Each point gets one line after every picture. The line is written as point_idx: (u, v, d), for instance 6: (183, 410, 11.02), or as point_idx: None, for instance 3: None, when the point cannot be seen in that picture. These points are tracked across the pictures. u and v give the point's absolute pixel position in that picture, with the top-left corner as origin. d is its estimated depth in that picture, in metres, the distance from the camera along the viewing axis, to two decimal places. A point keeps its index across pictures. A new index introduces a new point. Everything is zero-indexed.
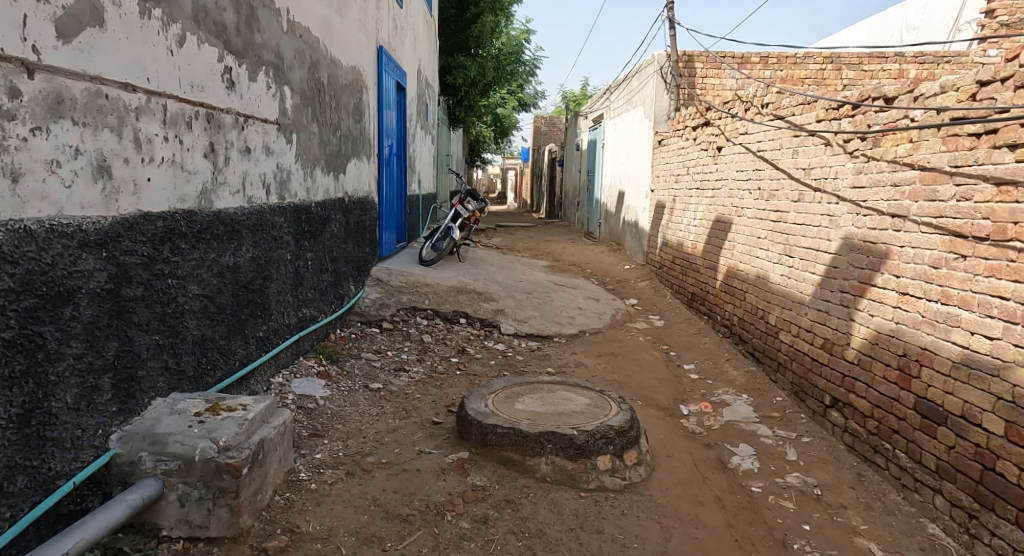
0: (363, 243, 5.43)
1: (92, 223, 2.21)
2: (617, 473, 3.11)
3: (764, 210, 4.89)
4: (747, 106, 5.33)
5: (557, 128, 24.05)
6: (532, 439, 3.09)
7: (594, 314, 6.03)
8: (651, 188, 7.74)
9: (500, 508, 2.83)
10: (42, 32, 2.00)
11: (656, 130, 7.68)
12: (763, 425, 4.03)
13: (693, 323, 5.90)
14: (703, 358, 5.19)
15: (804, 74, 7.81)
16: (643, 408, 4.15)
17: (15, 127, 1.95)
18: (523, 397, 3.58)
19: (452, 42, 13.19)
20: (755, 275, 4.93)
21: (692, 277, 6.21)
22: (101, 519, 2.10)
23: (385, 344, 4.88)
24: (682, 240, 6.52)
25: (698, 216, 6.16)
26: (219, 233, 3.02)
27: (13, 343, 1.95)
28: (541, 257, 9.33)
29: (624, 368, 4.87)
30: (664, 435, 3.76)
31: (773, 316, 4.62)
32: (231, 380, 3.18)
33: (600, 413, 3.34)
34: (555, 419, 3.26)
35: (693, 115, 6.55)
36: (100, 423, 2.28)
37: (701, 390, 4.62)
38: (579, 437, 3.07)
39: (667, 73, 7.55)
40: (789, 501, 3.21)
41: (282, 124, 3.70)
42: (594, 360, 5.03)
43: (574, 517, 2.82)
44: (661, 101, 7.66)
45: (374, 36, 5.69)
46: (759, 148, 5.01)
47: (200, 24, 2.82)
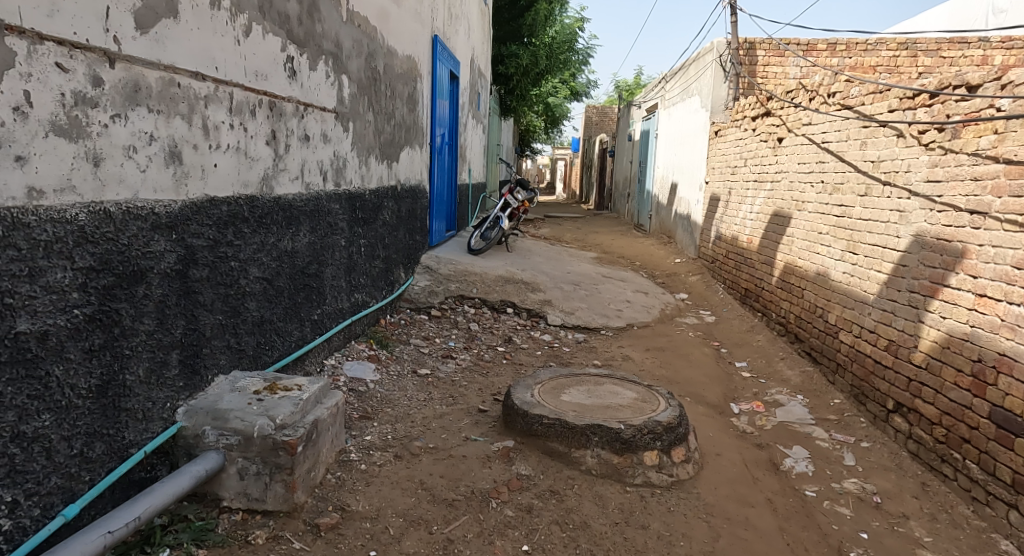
0: (414, 231, 5.53)
1: (163, 206, 2.31)
2: (665, 469, 3.10)
3: (826, 204, 4.77)
4: (812, 95, 5.17)
5: (608, 118, 23.88)
6: (578, 431, 3.10)
7: (642, 308, 5.98)
8: (706, 179, 7.62)
9: (545, 498, 2.86)
10: (123, 23, 2.08)
11: (712, 121, 7.53)
12: (818, 428, 3.95)
13: (746, 320, 5.82)
14: (756, 355, 5.12)
15: (875, 61, 7.63)
16: (692, 404, 4.12)
17: (99, 114, 2.02)
18: (570, 389, 3.60)
19: (506, 31, 13.21)
20: (815, 272, 4.82)
21: (746, 272, 6.10)
22: (167, 488, 2.19)
23: (433, 331, 4.98)
24: (737, 234, 6.41)
25: (754, 210, 6.05)
26: (278, 218, 3.12)
27: (94, 318, 2.02)
28: (589, 248, 9.31)
29: (672, 363, 4.84)
30: (714, 434, 3.73)
31: (832, 315, 4.51)
32: (286, 361, 3.28)
33: (648, 407, 3.33)
34: (601, 412, 3.27)
35: (752, 104, 6.39)
36: (168, 396, 2.40)
37: (753, 388, 4.55)
38: (626, 431, 3.07)
39: (727, 61, 7.38)
40: (845, 507, 3.15)
41: (339, 112, 3.79)
42: (641, 354, 5.01)
43: (618, 511, 2.83)
44: (719, 90, 7.47)
45: (429, 26, 5.77)
46: (823, 140, 4.89)
47: (265, 14, 2.91)
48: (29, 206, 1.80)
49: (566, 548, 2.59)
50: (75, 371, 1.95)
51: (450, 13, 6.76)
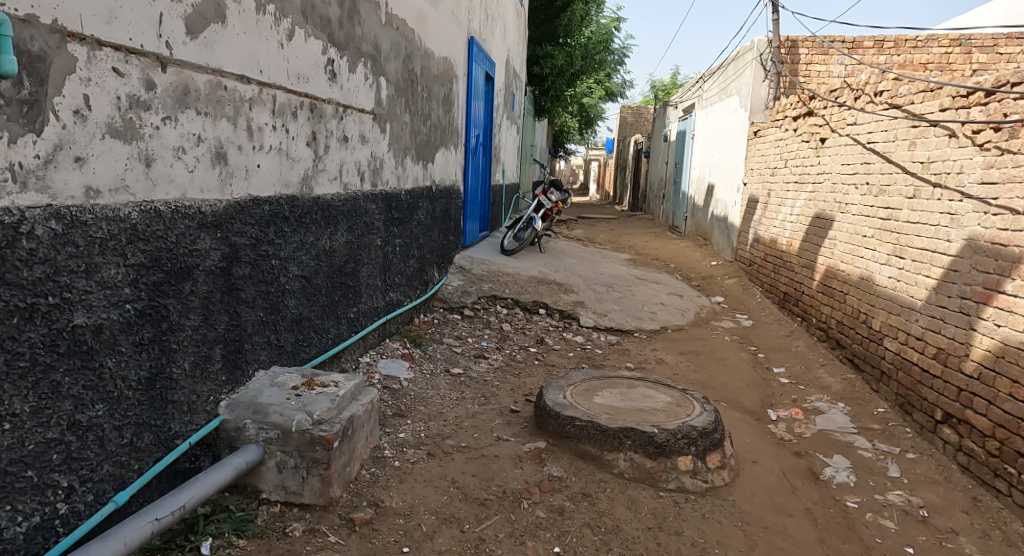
0: (447, 231, 5.58)
1: (209, 205, 2.39)
2: (699, 475, 3.08)
3: (871, 206, 4.68)
4: (857, 94, 5.08)
5: (643, 119, 23.73)
6: (611, 434, 3.10)
7: (677, 311, 5.94)
8: (744, 180, 7.52)
9: (576, 500, 2.87)
10: (174, 29, 2.16)
11: (752, 120, 7.43)
12: (861, 437, 3.88)
13: (784, 325, 5.74)
14: (794, 361, 5.05)
15: (926, 58, 7.48)
16: (728, 410, 4.08)
17: (151, 116, 2.09)
18: (602, 391, 3.60)
19: (541, 31, 13.20)
20: (859, 277, 4.74)
21: (785, 276, 6.02)
22: (211, 478, 2.25)
23: (466, 331, 5.03)
24: (776, 237, 6.32)
25: (795, 212, 5.97)
26: (317, 218, 3.19)
27: (143, 313, 2.09)
28: (622, 250, 9.27)
29: (707, 367, 4.80)
30: (751, 440, 3.69)
31: (877, 321, 4.43)
32: (324, 358, 3.35)
33: (682, 412, 3.32)
34: (634, 415, 3.26)
35: (794, 104, 6.30)
36: (211, 390, 2.47)
37: (792, 395, 4.49)
38: (659, 435, 3.06)
39: (767, 60, 7.28)
40: (889, 520, 3.08)
41: (376, 114, 3.85)
42: (675, 357, 4.98)
43: (651, 516, 2.82)
44: (758, 90, 7.39)
45: (466, 27, 5.83)
46: (869, 140, 4.80)
47: (308, 18, 2.98)
48: (87, 205, 1.86)
49: (598, 551, 2.60)
50: (126, 363, 2.03)
51: (486, 14, 6.82)
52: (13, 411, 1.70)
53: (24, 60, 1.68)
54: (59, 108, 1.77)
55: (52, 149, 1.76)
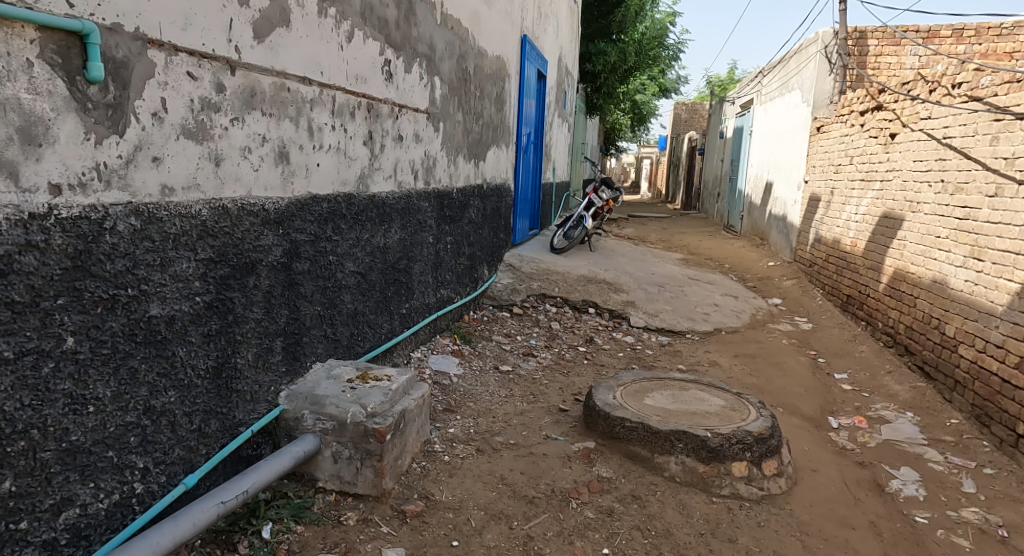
0: (497, 229, 5.63)
1: (273, 203, 2.48)
2: (754, 482, 3.03)
3: (946, 205, 4.52)
4: (932, 87, 4.92)
5: (697, 115, 23.36)
6: (662, 436, 3.09)
7: (731, 312, 5.84)
8: (805, 178, 7.34)
9: (626, 503, 2.87)
10: (243, 34, 2.25)
11: (814, 116, 7.24)
12: (932, 450, 3.75)
13: (846, 329, 5.59)
14: (857, 367, 4.91)
15: (1011, 47, 7.21)
16: (785, 416, 4.00)
17: (221, 117, 2.19)
18: (653, 393, 3.58)
19: (594, 28, 13.09)
20: (931, 279, 4.57)
21: (849, 277, 5.85)
22: (272, 464, 2.34)
23: (515, 328, 5.07)
24: (839, 237, 6.15)
25: (860, 212, 5.81)
26: (372, 215, 3.27)
27: (212, 305, 2.19)
28: (674, 249, 9.16)
29: (763, 371, 4.71)
30: (809, 448, 3.61)
31: (951, 327, 4.27)
32: (377, 352, 3.44)
33: (737, 416, 3.28)
34: (687, 418, 3.24)
35: (861, 98, 6.11)
36: (272, 380, 2.57)
37: (855, 403, 4.37)
38: (713, 440, 3.03)
39: (833, 53, 7.08)
40: (962, 539, 2.95)
41: (430, 113, 3.92)
42: (729, 360, 4.90)
43: (704, 522, 2.80)
44: (823, 83, 7.14)
45: (519, 25, 5.87)
46: (945, 134, 4.64)
47: (366, 21, 3.06)
48: (162, 202, 1.96)
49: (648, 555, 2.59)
50: (195, 352, 2.13)
51: (540, 12, 6.84)
52: (98, 395, 1.80)
53: (110, 66, 1.78)
54: (139, 110, 1.87)
55: (133, 149, 1.86)
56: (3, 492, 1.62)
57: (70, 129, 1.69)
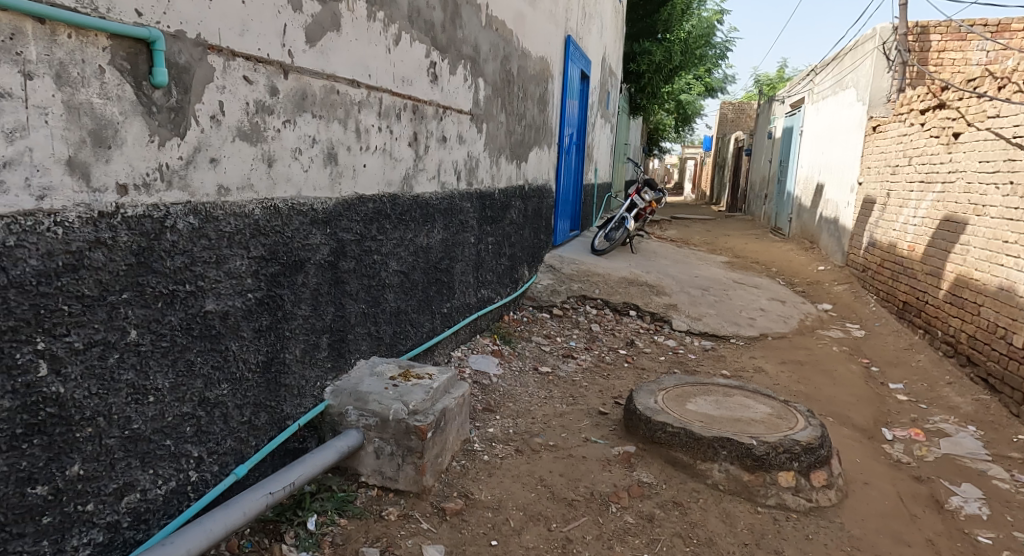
0: (538, 230, 5.65)
1: (321, 203, 2.54)
2: (802, 493, 2.97)
3: (1015, 208, 4.37)
4: (1000, 84, 4.76)
5: (746, 115, 22.99)
6: (705, 443, 3.06)
7: (778, 318, 5.74)
8: (860, 180, 7.17)
9: (667, 509, 2.84)
10: (296, 38, 2.32)
11: (871, 115, 7.07)
12: (996, 466, 3.61)
13: (903, 337, 5.43)
14: (914, 378, 4.77)
15: None
16: (836, 426, 3.91)
17: (274, 120, 2.26)
18: (696, 398, 3.55)
19: (639, 27, 12.99)
20: (997, 287, 4.42)
21: (905, 283, 5.70)
22: (318, 458, 2.40)
23: (555, 330, 5.08)
24: (895, 241, 5.99)
25: (919, 215, 5.65)
26: (416, 215, 3.32)
27: (263, 302, 2.26)
28: (719, 251, 9.04)
29: (811, 379, 4.62)
30: (861, 460, 3.52)
31: (1019, 337, 4.12)
32: (419, 350, 3.49)
33: (784, 425, 3.22)
34: (731, 425, 3.20)
35: (922, 96, 5.94)
36: (318, 376, 2.64)
37: (912, 414, 4.25)
38: (759, 448, 2.99)
39: (892, 49, 6.88)
40: None
41: (474, 114, 3.95)
42: (775, 366, 4.81)
43: (748, 532, 2.75)
44: (880, 81, 6.98)
45: (564, 25, 5.88)
46: (1016, 134, 4.49)
47: (413, 24, 3.11)
48: (218, 201, 2.04)
49: None
50: (247, 347, 2.20)
51: (584, 12, 6.83)
52: (157, 386, 1.88)
53: (172, 71, 1.85)
54: (199, 114, 1.95)
55: (192, 150, 1.94)
56: (72, 476, 1.69)
57: (136, 132, 1.77)
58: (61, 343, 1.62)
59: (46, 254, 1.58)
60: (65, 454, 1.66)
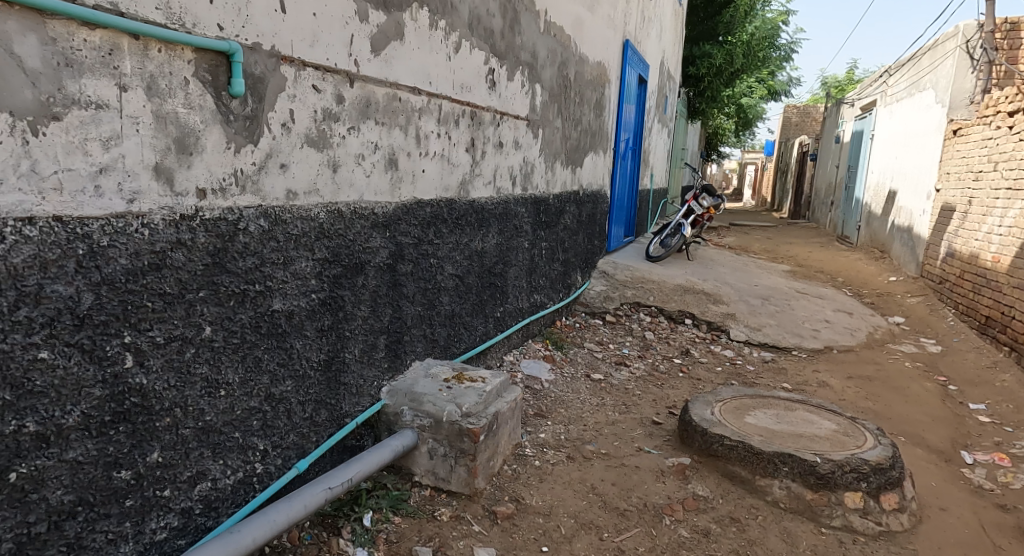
0: (592, 236, 5.65)
1: (382, 207, 2.61)
2: (871, 516, 2.86)
3: None
4: None
5: (812, 119, 22.38)
6: (765, 459, 2.99)
7: (845, 330, 5.57)
8: (938, 187, 6.90)
9: (723, 524, 2.79)
10: (362, 48, 2.39)
11: (952, 118, 6.79)
12: None
13: (985, 354, 5.19)
14: (997, 399, 4.55)
15: None
16: (909, 447, 3.76)
17: (339, 127, 2.34)
18: (755, 411, 3.48)
19: (700, 30, 12.86)
20: None
21: (988, 296, 5.45)
22: (374, 456, 2.46)
23: (607, 336, 5.06)
24: (977, 252, 5.73)
25: (1004, 225, 5.40)
26: (472, 220, 3.37)
27: (325, 302, 2.33)
28: (781, 260, 8.84)
29: (880, 396, 4.46)
30: (937, 484, 3.37)
31: None
32: (472, 353, 3.53)
33: (851, 443, 3.12)
34: (793, 441, 3.12)
35: (1010, 97, 5.70)
36: (375, 376, 2.71)
37: (994, 437, 4.04)
38: (823, 466, 2.90)
39: (975, 48, 6.62)
40: None
41: (531, 120, 3.99)
42: (841, 381, 4.65)
43: (811, 553, 2.67)
44: (963, 81, 6.72)
45: (622, 30, 5.87)
46: None
47: (473, 31, 3.17)
48: (287, 205, 2.12)
49: None
50: (310, 346, 2.28)
51: (643, 16, 6.81)
52: (228, 381, 1.97)
53: (248, 82, 1.94)
54: (271, 121, 2.04)
55: (265, 157, 2.03)
56: (152, 463, 1.79)
57: (215, 140, 1.86)
58: (145, 337, 1.71)
59: (134, 253, 1.67)
60: (146, 442, 1.76)
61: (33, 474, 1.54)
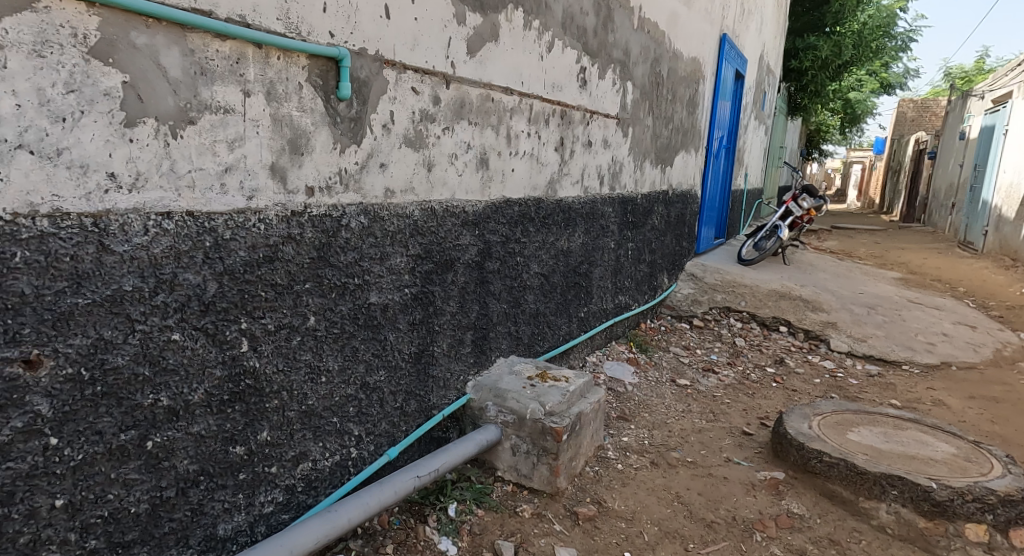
0: (681, 238, 5.55)
1: (472, 205, 2.68)
2: (996, 551, 2.65)
3: None
4: None
5: (930, 115, 20.99)
6: (870, 479, 2.84)
7: (965, 345, 5.20)
8: None
9: (821, 545, 2.67)
10: (458, 50, 2.46)
11: None
12: None
13: None
14: None
15: None
16: None
17: (435, 127, 2.41)
18: (860, 427, 3.32)
19: (804, 21, 12.39)
20: None
21: None
22: (460, 448, 2.52)
23: (695, 341, 4.97)
24: None
25: None
26: (558, 220, 3.39)
27: (417, 297, 2.42)
28: (890, 267, 8.36)
29: (1006, 419, 4.12)
30: None
31: None
32: (555, 352, 3.56)
33: (974, 469, 2.93)
34: (905, 463, 2.96)
35: None
36: (462, 370, 2.78)
37: None
38: (940, 492, 2.73)
39: None
40: None
41: (621, 118, 3.97)
42: (959, 400, 4.33)
43: None
44: None
45: (719, 24, 5.72)
46: None
47: (566, 30, 3.19)
48: (385, 203, 2.22)
49: None
50: (402, 338, 2.37)
51: (742, 9, 6.60)
52: (328, 368, 2.08)
53: (354, 85, 2.04)
54: (373, 123, 2.13)
55: (366, 156, 2.13)
56: (262, 441, 1.92)
57: (323, 141, 1.97)
58: (258, 324, 1.84)
59: (251, 246, 1.80)
60: (257, 421, 1.88)
61: (165, 444, 1.68)
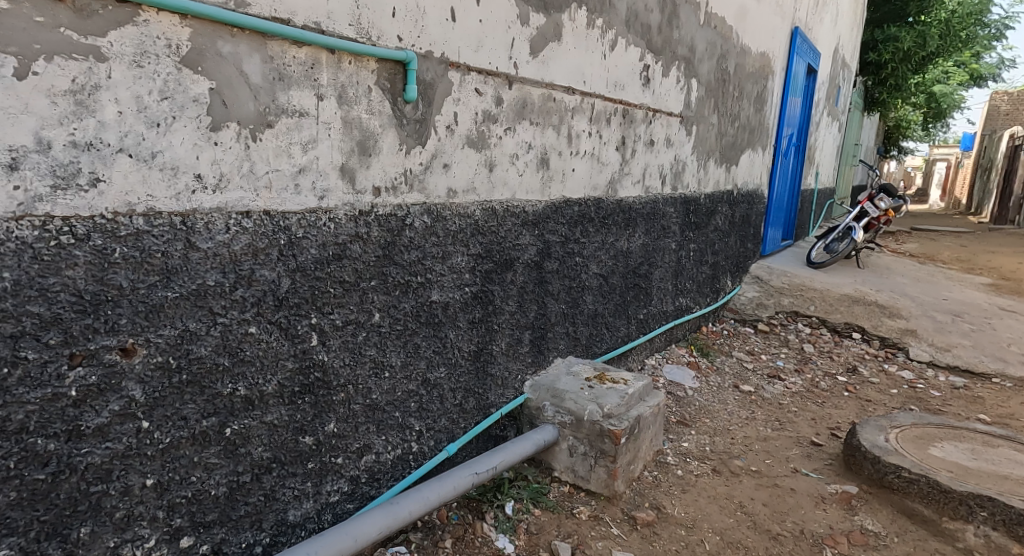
0: (744, 240, 5.42)
1: (533, 205, 2.70)
2: None
3: None
4: None
5: None
6: (956, 498, 2.71)
7: None
8: None
9: None
10: (521, 51, 2.48)
11: None
12: None
13: None
14: None
15: None
16: None
17: (497, 128, 2.44)
18: (942, 443, 3.18)
19: (884, 11, 11.95)
20: None
21: None
22: (518, 447, 2.54)
23: (759, 347, 4.85)
24: None
25: None
26: (619, 220, 3.37)
27: (477, 296, 2.45)
28: (979, 271, 7.92)
29: None
30: None
31: None
32: (613, 354, 3.54)
33: None
34: (995, 482, 2.80)
35: None
36: (520, 369, 2.80)
37: None
38: None
39: None
40: None
41: (685, 116, 3.91)
42: None
43: None
44: None
45: (790, 18, 5.56)
46: None
47: (630, 28, 3.17)
48: (448, 203, 2.25)
49: None
50: (461, 336, 2.41)
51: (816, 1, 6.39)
52: (391, 363, 2.13)
53: (421, 87, 2.08)
54: (438, 124, 2.17)
55: (431, 157, 2.17)
56: (329, 432, 1.98)
57: (390, 142, 2.02)
58: (327, 319, 1.90)
59: (322, 245, 1.86)
60: (324, 413, 1.94)
61: (242, 432, 1.75)
